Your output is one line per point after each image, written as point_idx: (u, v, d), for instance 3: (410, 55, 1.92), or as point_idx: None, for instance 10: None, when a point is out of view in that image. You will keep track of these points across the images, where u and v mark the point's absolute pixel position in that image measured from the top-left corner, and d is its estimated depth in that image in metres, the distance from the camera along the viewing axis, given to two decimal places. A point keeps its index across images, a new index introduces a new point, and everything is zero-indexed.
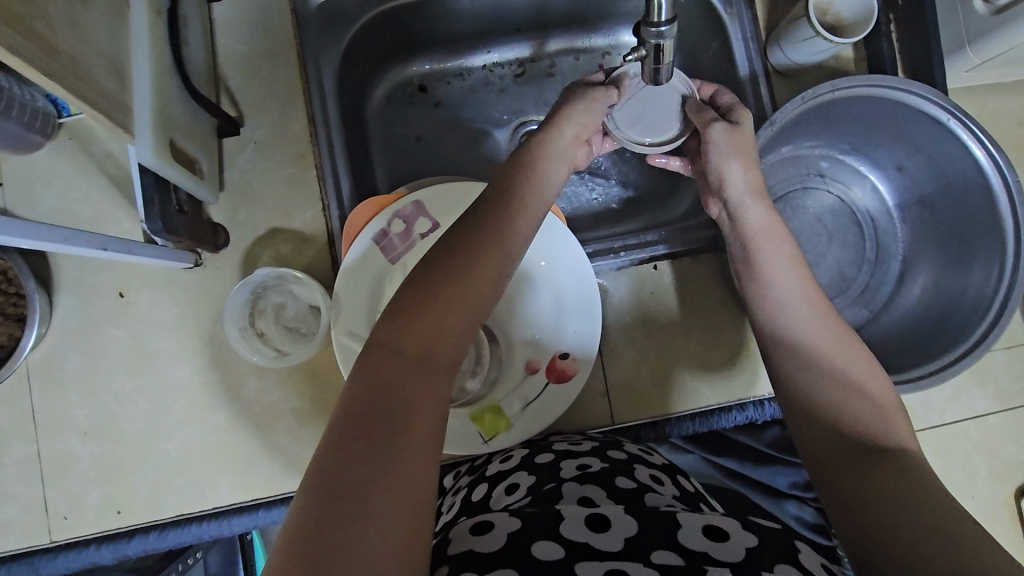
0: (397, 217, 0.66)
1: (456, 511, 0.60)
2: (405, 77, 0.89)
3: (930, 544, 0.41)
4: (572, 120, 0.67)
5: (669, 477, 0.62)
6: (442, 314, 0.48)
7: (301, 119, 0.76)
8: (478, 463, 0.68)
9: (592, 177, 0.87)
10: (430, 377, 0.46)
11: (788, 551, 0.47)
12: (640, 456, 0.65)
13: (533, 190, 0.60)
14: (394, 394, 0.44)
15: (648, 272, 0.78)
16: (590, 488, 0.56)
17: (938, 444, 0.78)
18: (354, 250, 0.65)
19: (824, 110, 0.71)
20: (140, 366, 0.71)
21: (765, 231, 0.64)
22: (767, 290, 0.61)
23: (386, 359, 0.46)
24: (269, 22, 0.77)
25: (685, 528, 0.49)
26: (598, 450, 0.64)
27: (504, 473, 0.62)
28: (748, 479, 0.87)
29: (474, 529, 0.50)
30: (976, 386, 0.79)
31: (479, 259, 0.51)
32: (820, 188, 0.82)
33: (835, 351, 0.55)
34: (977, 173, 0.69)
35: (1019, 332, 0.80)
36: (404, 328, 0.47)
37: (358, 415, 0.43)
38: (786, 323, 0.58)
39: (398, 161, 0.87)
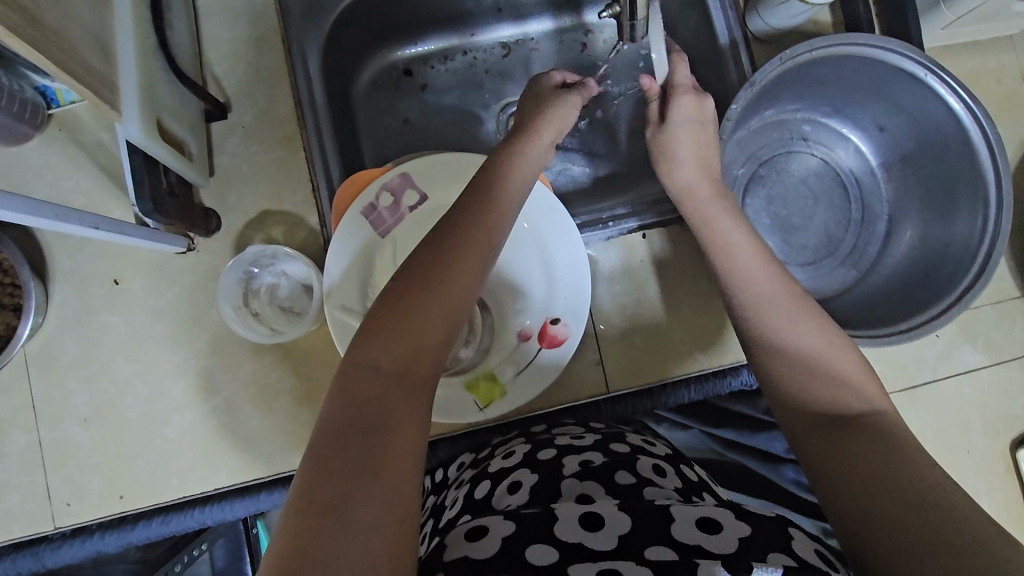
0: (384, 190, 0.64)
1: (460, 508, 0.62)
2: (391, 61, 0.92)
3: (919, 524, 0.42)
4: (548, 125, 0.69)
5: (672, 468, 0.65)
6: (418, 329, 0.50)
7: (288, 102, 0.77)
8: (481, 457, 0.71)
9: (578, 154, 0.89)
10: (408, 392, 0.48)
11: (782, 542, 0.49)
12: (642, 448, 0.67)
13: (505, 195, 0.60)
14: (374, 406, 0.46)
15: (638, 241, 0.79)
16: (589, 486, 0.59)
17: (931, 400, 0.79)
18: (342, 226, 0.63)
19: (803, 71, 0.72)
20: (137, 352, 0.71)
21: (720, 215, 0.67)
22: (731, 261, 0.63)
23: (364, 377, 0.47)
24: (253, 8, 0.78)
25: (678, 522, 0.51)
26: (601, 444, 0.67)
27: (505, 470, 0.65)
28: (746, 449, 0.90)
29: (471, 533, 0.52)
30: (966, 341, 0.80)
31: (457, 265, 0.53)
32: (803, 151, 0.83)
33: (777, 315, 0.58)
34: (958, 127, 0.70)
35: (1007, 286, 0.81)
36: (381, 347, 0.48)
37: (339, 432, 0.44)
38: (744, 290, 0.61)
39: (386, 143, 0.91)
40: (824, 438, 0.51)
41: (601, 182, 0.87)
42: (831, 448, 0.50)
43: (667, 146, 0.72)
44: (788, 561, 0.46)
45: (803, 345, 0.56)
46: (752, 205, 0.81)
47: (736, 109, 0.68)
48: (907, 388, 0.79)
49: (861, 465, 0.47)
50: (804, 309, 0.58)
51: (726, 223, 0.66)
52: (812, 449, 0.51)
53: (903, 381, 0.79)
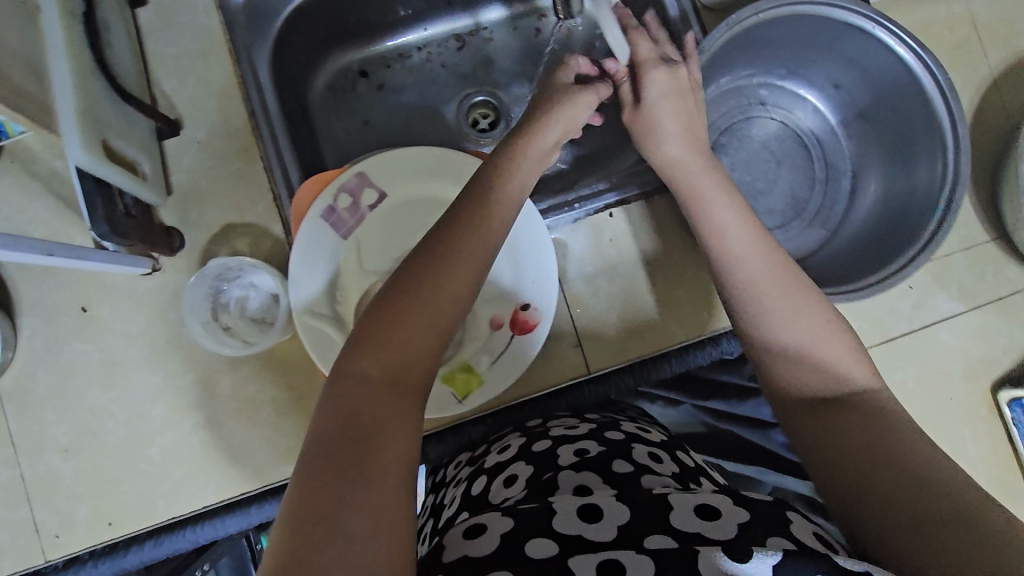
0: (342, 191, 0.64)
1: (457, 506, 0.63)
2: (345, 64, 0.92)
3: (906, 493, 0.46)
4: (556, 121, 0.66)
5: (667, 455, 0.66)
6: (409, 339, 0.50)
7: (241, 113, 0.76)
8: (477, 454, 0.72)
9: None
10: (398, 399, 0.48)
11: (781, 524, 0.49)
12: (638, 435, 0.69)
13: (503, 197, 0.58)
14: (364, 415, 0.46)
15: (606, 220, 0.79)
16: (586, 476, 0.59)
17: (910, 351, 0.80)
18: (303, 231, 0.62)
19: (753, 35, 0.72)
20: (112, 377, 0.71)
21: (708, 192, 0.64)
22: (723, 230, 0.61)
23: (354, 387, 0.47)
24: (196, 22, 0.77)
25: (677, 510, 0.51)
26: (595, 433, 0.68)
27: (500, 466, 0.66)
28: (734, 418, 0.91)
29: (468, 530, 0.52)
30: (940, 289, 0.81)
31: (449, 271, 0.52)
32: (763, 116, 0.83)
33: (768, 288, 0.57)
34: (910, 77, 0.70)
35: (975, 231, 0.82)
36: (370, 357, 0.49)
37: (329, 440, 0.45)
38: (737, 258, 0.60)
39: (348, 145, 0.91)
40: (816, 414, 0.54)
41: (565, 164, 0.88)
42: (827, 428, 0.52)
43: (651, 122, 0.69)
44: (788, 543, 0.46)
45: (802, 333, 0.55)
46: None
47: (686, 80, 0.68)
48: (885, 341, 0.79)
49: (866, 446, 0.50)
50: (802, 292, 0.57)
51: (718, 200, 0.63)
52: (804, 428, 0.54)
53: (880, 335, 0.79)
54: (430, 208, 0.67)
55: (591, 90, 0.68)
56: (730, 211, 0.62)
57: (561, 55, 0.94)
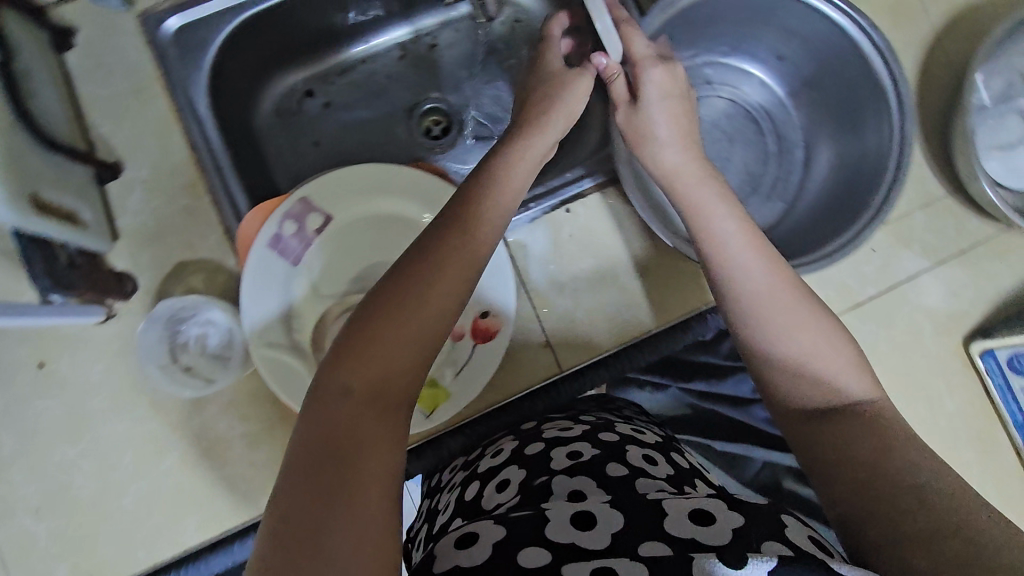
0: (286, 218, 0.62)
1: (452, 512, 0.64)
2: (289, 85, 0.91)
3: (903, 517, 0.44)
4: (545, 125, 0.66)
5: (662, 456, 0.66)
6: (391, 354, 0.48)
7: (182, 148, 0.75)
8: (471, 457, 0.72)
9: (493, 144, 0.93)
10: (381, 417, 0.46)
11: (775, 527, 0.50)
12: (633, 436, 0.69)
13: (486, 209, 0.57)
14: (345, 434, 0.45)
15: (563, 216, 0.78)
16: (580, 482, 0.59)
17: (880, 314, 0.80)
18: (250, 264, 0.61)
19: (687, 16, 0.71)
20: (78, 430, 0.70)
21: (702, 201, 0.62)
22: (721, 235, 0.59)
23: (335, 404, 0.46)
24: (126, 60, 0.76)
25: (672, 516, 0.51)
26: (589, 434, 0.68)
27: (494, 470, 0.66)
28: (717, 396, 0.92)
29: (460, 540, 0.51)
30: (902, 249, 0.81)
31: (431, 284, 0.50)
32: (710, 95, 0.82)
33: (769, 296, 0.55)
34: (849, 42, 0.70)
35: (930, 188, 0.82)
36: (351, 373, 0.47)
37: (309, 462, 0.43)
38: (735, 263, 0.57)
39: (300, 168, 0.90)
40: (815, 428, 0.52)
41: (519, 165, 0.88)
42: (822, 440, 0.51)
43: (643, 127, 0.67)
44: (783, 549, 0.47)
45: (803, 340, 0.53)
46: None
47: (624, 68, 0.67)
48: (854, 307, 0.80)
49: (859, 464, 0.48)
50: (797, 296, 0.55)
51: (710, 203, 0.61)
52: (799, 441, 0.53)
53: (848, 301, 0.79)
54: (383, 224, 0.66)
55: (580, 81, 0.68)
56: (723, 212, 0.60)
57: (506, 55, 0.95)
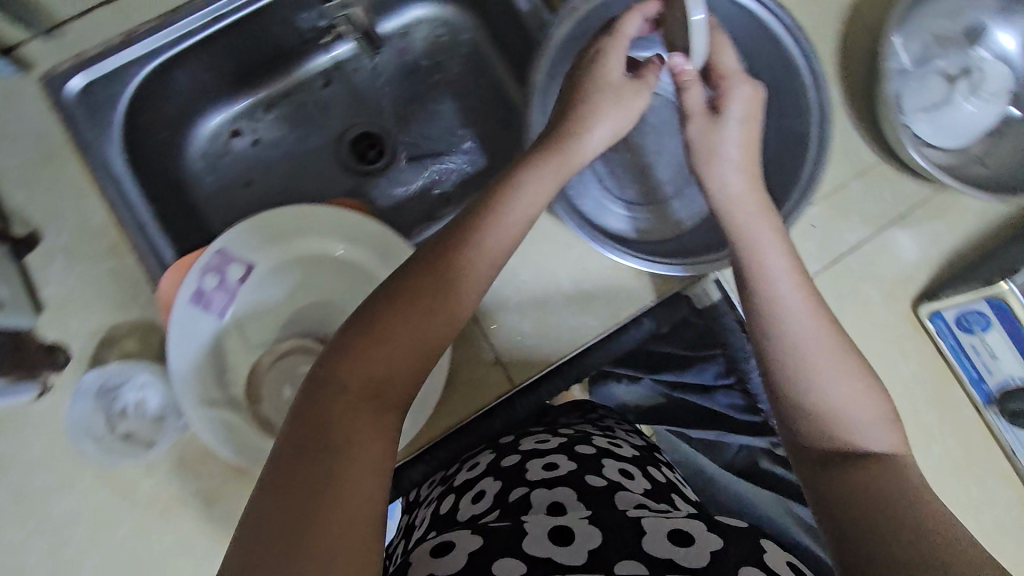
0: (206, 271, 0.60)
1: (429, 525, 0.70)
2: (214, 127, 0.90)
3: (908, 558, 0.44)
4: (580, 129, 0.62)
5: (637, 471, 0.72)
6: (392, 354, 0.50)
7: (100, 209, 0.73)
8: (451, 474, 0.79)
9: (426, 161, 0.92)
10: (374, 411, 0.48)
11: (753, 555, 0.52)
12: (608, 451, 0.75)
13: (497, 235, 0.55)
14: (338, 424, 0.47)
15: None
16: (560, 495, 0.64)
17: (827, 287, 0.80)
18: (174, 324, 0.59)
19: (595, 16, 0.71)
20: (23, 512, 0.67)
21: (752, 234, 0.60)
22: (773, 280, 0.57)
23: (334, 396, 0.48)
24: (31, 126, 0.73)
25: (649, 535, 0.55)
26: (564, 448, 0.74)
27: (470, 483, 0.73)
28: (684, 386, 0.91)
29: (437, 550, 0.55)
30: (841, 221, 0.81)
31: (435, 299, 0.51)
32: None
33: (816, 341, 0.55)
34: (760, 24, 0.70)
35: (864, 157, 0.82)
36: (352, 366, 0.49)
37: (301, 445, 0.45)
38: (780, 307, 0.56)
39: (237, 209, 0.89)
40: (823, 474, 0.53)
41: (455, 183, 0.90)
42: (838, 482, 0.51)
43: (713, 150, 0.64)
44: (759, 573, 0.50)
45: (838, 387, 0.54)
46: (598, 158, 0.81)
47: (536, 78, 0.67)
48: None
49: (870, 496, 0.49)
50: (841, 346, 0.55)
51: (767, 237, 0.60)
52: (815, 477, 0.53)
53: None
54: (315, 262, 0.64)
55: (637, 79, 0.66)
56: (777, 253, 0.59)
57: (431, 71, 0.95)
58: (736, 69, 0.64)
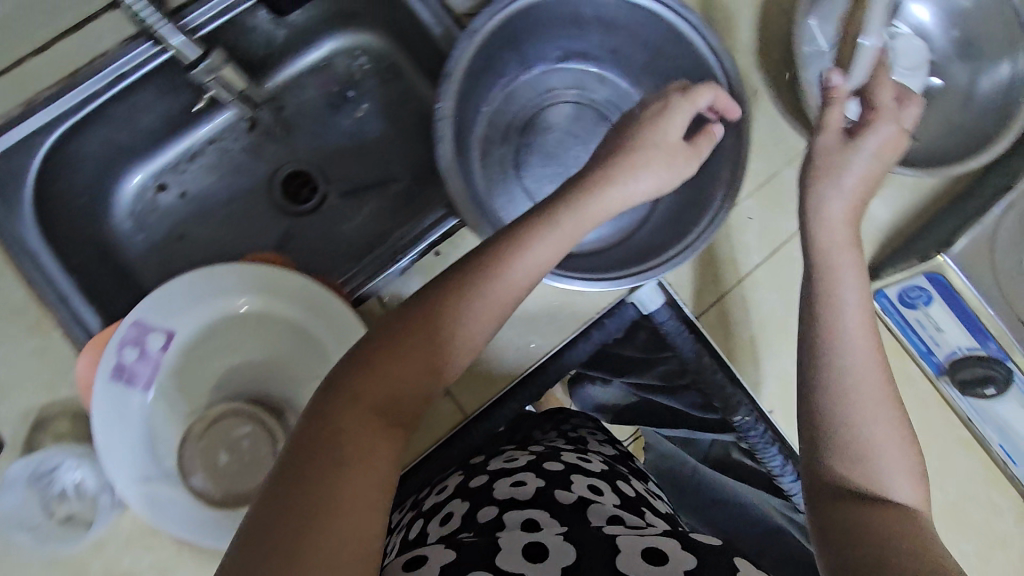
0: (123, 346, 0.58)
1: (395, 551, 0.61)
2: (139, 183, 0.88)
3: None
4: (637, 162, 0.62)
5: (608, 484, 0.64)
6: (402, 375, 0.47)
7: (21, 286, 0.71)
8: (420, 497, 0.71)
9: (362, 194, 0.91)
10: (384, 433, 0.46)
11: (723, 564, 0.51)
12: (577, 465, 0.67)
13: (526, 271, 0.54)
14: (345, 440, 0.43)
15: (435, 259, 0.77)
16: (533, 513, 0.57)
17: (770, 278, 0.81)
18: (98, 405, 0.57)
19: (501, 36, 0.70)
20: None
21: (836, 257, 0.60)
22: (841, 319, 0.55)
23: (346, 411, 0.45)
24: None
25: (624, 553, 0.50)
26: (534, 464, 0.66)
27: (439, 505, 0.65)
28: (648, 387, 0.85)
29: (410, 562, 0.50)
30: (777, 211, 0.82)
31: (454, 325, 0.50)
32: (554, 102, 0.81)
33: (862, 380, 0.53)
34: (668, 27, 0.70)
35: (795, 144, 0.82)
36: (367, 385, 0.46)
37: (304, 460, 0.42)
38: (839, 340, 0.54)
39: (175, 264, 0.88)
40: (842, 504, 0.49)
41: (394, 213, 0.90)
42: (852, 516, 0.48)
43: (831, 171, 0.64)
44: None
45: (874, 420, 0.51)
46: (528, 175, 0.80)
47: (445, 106, 0.65)
48: (744, 278, 0.81)
49: (885, 537, 0.46)
50: (884, 387, 0.53)
51: (848, 266, 0.59)
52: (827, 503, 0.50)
53: (735, 274, 0.81)
54: (245, 323, 0.63)
55: (699, 137, 0.66)
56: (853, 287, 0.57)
57: (359, 101, 0.93)
58: (871, 110, 0.65)
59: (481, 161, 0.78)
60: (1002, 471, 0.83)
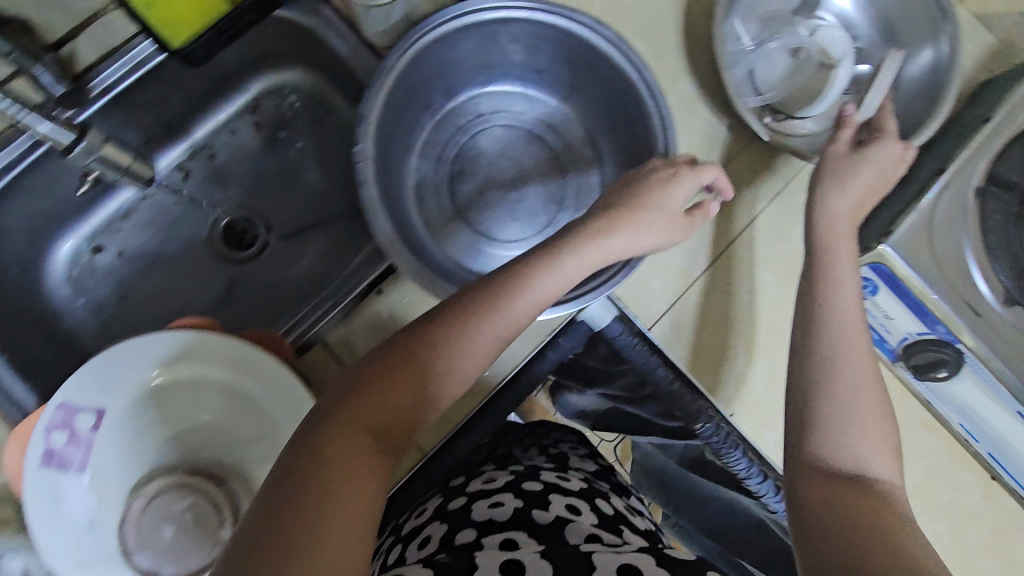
0: (51, 430, 0.56)
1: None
2: (74, 246, 0.85)
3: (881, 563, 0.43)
4: (638, 206, 0.62)
5: (585, 503, 0.63)
6: (395, 402, 0.48)
7: None
8: (399, 520, 0.69)
9: (306, 235, 0.89)
10: (376, 458, 0.46)
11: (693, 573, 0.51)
12: (556, 484, 0.66)
13: (526, 307, 0.54)
14: (337, 464, 0.44)
15: (377, 298, 0.75)
16: (513, 532, 0.56)
17: (718, 281, 0.82)
18: (29, 493, 0.56)
19: (419, 68, 0.69)
20: None
21: (842, 262, 0.62)
22: (831, 317, 0.58)
23: (340, 434, 0.46)
24: None
25: (601, 568, 0.49)
26: (512, 485, 0.65)
27: (416, 530, 0.63)
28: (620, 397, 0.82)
29: None
30: (721, 214, 0.82)
31: (452, 356, 0.50)
32: (485, 127, 0.81)
33: (858, 390, 0.55)
34: (586, 43, 0.69)
35: (731, 144, 0.82)
36: (364, 410, 0.47)
37: (297, 482, 0.43)
38: (830, 351, 0.56)
39: (120, 325, 0.86)
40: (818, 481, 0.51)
41: (340, 251, 0.88)
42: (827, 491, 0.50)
43: (841, 177, 0.68)
44: None
45: (853, 404, 0.54)
46: (465, 203, 0.79)
47: (365, 147, 0.63)
48: (693, 284, 0.82)
49: (858, 508, 0.48)
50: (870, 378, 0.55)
51: (845, 269, 0.62)
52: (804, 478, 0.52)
53: (685, 281, 0.82)
54: (190, 390, 0.62)
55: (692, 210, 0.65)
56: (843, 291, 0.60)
57: (294, 140, 0.91)
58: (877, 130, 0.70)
59: (414, 195, 0.77)
60: (966, 450, 0.84)
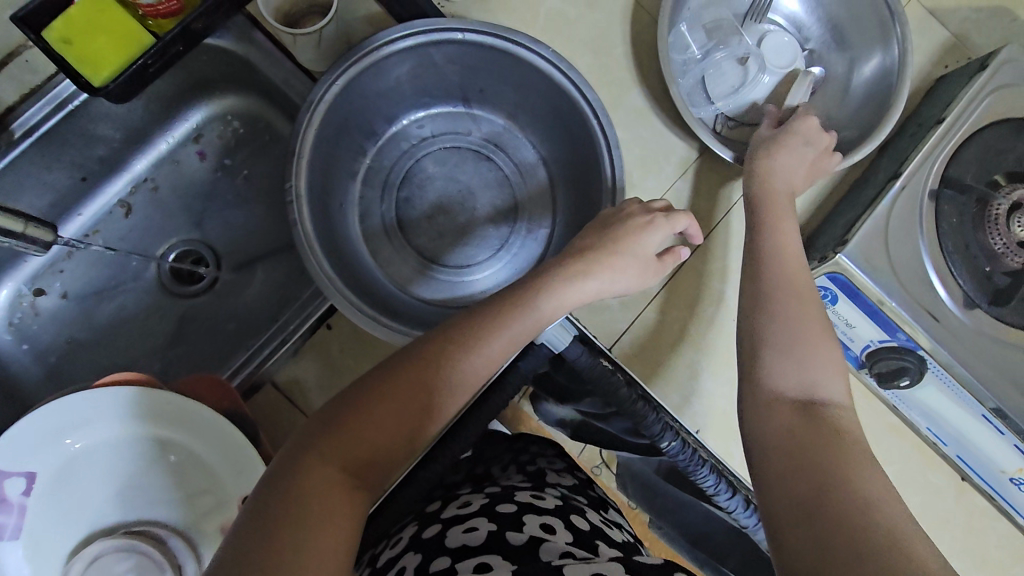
0: None
1: None
2: (13, 290, 0.82)
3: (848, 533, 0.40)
4: (621, 251, 0.61)
5: (560, 520, 0.60)
6: (378, 437, 0.46)
7: None
8: (377, 551, 0.66)
9: (256, 268, 0.87)
10: (353, 496, 0.44)
11: None
12: (531, 504, 0.62)
13: (511, 343, 0.53)
14: (314, 501, 0.41)
15: (326, 334, 0.74)
16: (486, 555, 0.53)
17: (676, 297, 0.80)
18: None
19: (352, 97, 0.66)
20: None
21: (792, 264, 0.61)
22: (786, 328, 0.56)
23: (318, 469, 0.43)
24: None
25: None
26: (487, 506, 0.62)
27: (392, 562, 0.60)
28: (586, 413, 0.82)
29: None
30: None
31: (437, 392, 0.48)
32: (431, 150, 0.79)
33: (824, 386, 0.53)
34: (524, 64, 0.66)
35: (684, 156, 0.81)
36: (345, 444, 0.44)
37: (272, 519, 0.40)
38: (796, 354, 0.55)
39: (66, 370, 0.83)
40: (781, 461, 0.48)
41: (292, 284, 0.86)
42: (790, 468, 0.47)
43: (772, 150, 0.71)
44: None
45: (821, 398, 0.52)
46: (413, 229, 0.78)
47: (296, 185, 0.60)
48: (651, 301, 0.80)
49: (822, 475, 0.45)
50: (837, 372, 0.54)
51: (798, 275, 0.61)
52: (769, 464, 0.49)
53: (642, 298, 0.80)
54: (138, 446, 0.60)
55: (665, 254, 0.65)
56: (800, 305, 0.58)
57: (239, 169, 0.89)
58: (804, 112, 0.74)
59: (359, 225, 0.75)
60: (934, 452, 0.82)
